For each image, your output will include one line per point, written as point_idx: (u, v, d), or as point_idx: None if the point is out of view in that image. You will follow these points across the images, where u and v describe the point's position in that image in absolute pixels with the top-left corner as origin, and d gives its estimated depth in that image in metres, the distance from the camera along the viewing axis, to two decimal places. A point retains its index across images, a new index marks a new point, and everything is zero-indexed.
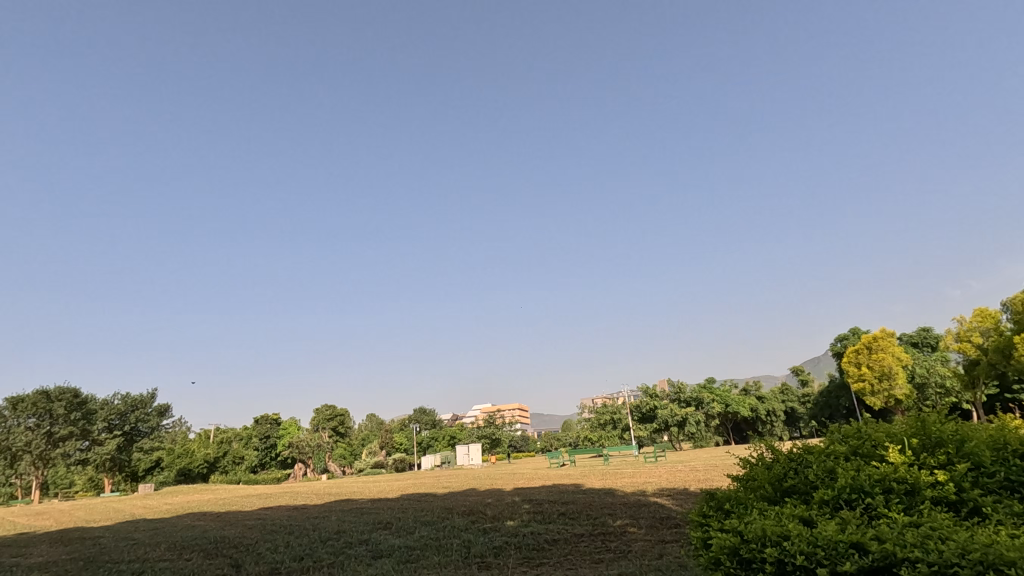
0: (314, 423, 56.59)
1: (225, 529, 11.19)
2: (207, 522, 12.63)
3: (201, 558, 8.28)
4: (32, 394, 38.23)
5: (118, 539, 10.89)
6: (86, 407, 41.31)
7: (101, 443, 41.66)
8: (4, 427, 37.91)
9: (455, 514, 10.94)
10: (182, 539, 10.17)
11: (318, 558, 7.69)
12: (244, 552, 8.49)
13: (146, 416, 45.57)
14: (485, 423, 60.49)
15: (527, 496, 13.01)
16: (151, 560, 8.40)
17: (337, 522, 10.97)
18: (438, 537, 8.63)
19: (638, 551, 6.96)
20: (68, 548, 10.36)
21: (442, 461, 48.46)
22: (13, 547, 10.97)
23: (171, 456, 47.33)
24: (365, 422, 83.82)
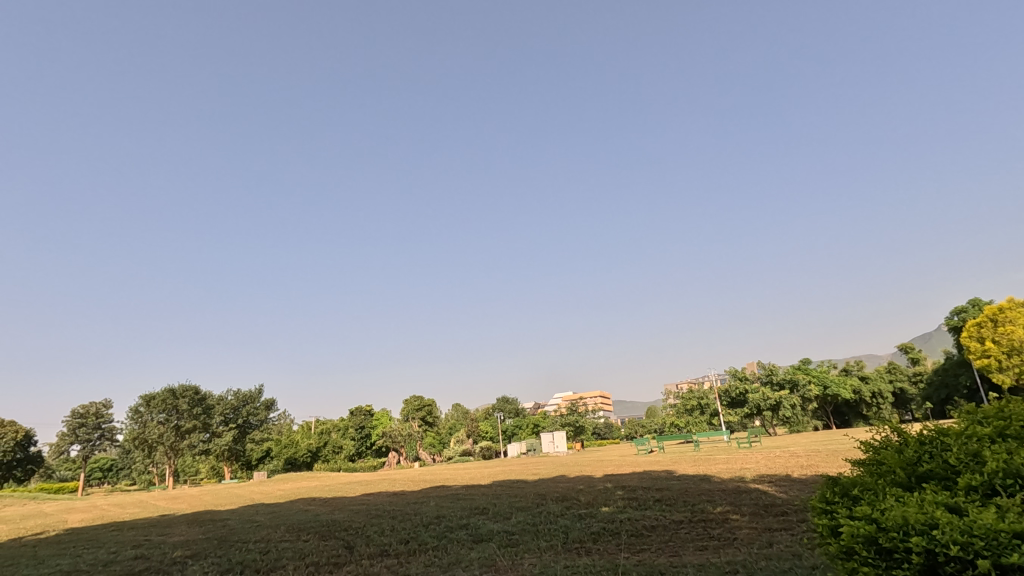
0: (404, 413, 59.26)
1: (334, 513, 11.98)
2: (318, 507, 13.62)
3: (317, 540, 8.90)
4: (161, 392, 42.85)
5: (243, 521, 11.98)
6: (205, 403, 45.70)
7: (220, 435, 45.90)
8: (141, 421, 42.66)
9: (549, 499, 11.08)
10: (298, 522, 11.02)
11: (423, 541, 8.03)
12: (355, 534, 9.03)
13: (256, 410, 49.91)
14: (568, 410, 60.63)
15: (619, 483, 12.93)
16: (275, 540, 9.15)
17: (436, 507, 11.43)
18: (536, 522, 8.75)
19: (745, 539, 6.68)
20: (202, 528, 11.53)
21: (528, 449, 49.18)
22: (157, 528, 12.33)
23: (279, 447, 51.43)
24: (451, 411, 86.63)
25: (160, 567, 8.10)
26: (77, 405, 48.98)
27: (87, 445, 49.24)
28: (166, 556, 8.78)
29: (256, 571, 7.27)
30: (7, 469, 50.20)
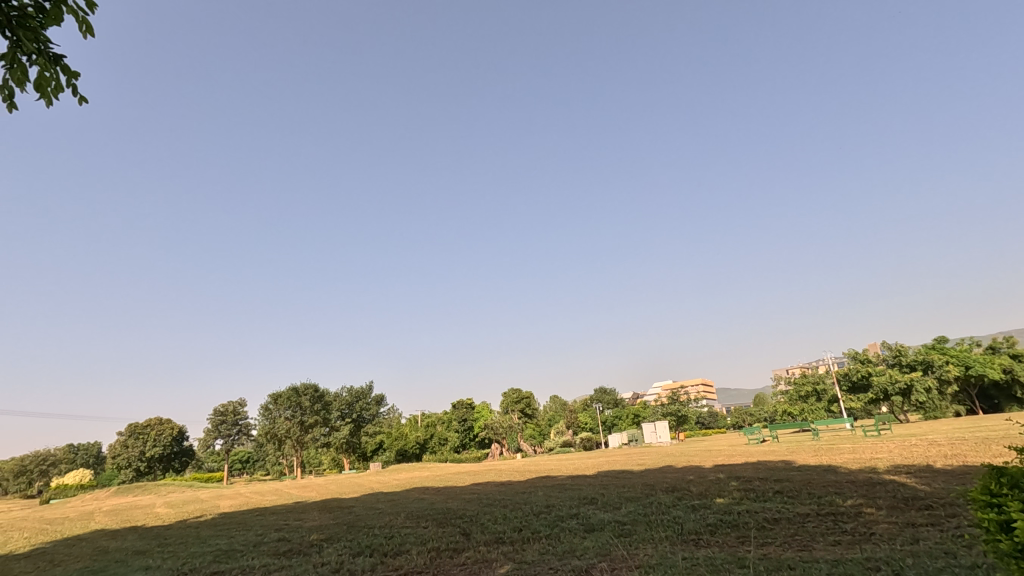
0: (504, 406, 60.40)
1: (448, 502, 12.55)
2: (433, 496, 14.33)
3: (435, 526, 9.35)
4: (286, 390, 47.09)
5: (366, 508, 12.88)
6: (324, 399, 49.64)
7: (338, 428, 49.70)
8: (271, 417, 47.19)
9: (658, 490, 10.84)
10: (416, 510, 11.66)
11: (536, 530, 8.19)
12: (470, 522, 9.37)
13: (368, 405, 53.62)
14: (670, 400, 58.82)
15: (733, 473, 12.33)
16: (397, 527, 9.75)
17: (544, 497, 11.61)
18: (648, 512, 8.61)
19: (884, 535, 6.13)
20: (332, 514, 12.54)
21: (630, 440, 48.37)
22: (294, 514, 13.58)
23: (390, 439, 54.64)
24: (550, 403, 87.27)
25: (300, 549, 8.93)
26: (219, 403, 55.29)
27: (229, 440, 55.37)
28: (305, 539, 9.67)
29: (384, 554, 7.80)
30: (168, 461, 57.76)
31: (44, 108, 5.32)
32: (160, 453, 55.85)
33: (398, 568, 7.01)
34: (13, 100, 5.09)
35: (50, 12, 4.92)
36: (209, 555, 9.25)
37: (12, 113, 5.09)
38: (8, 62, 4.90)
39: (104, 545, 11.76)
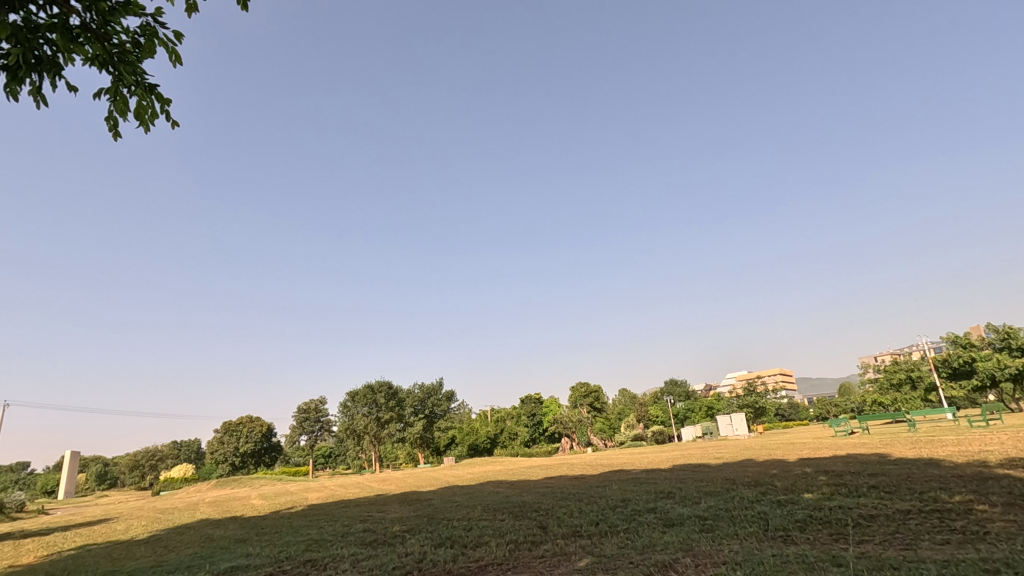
0: (573, 401, 60.20)
1: (523, 495, 12.67)
2: (507, 489, 14.55)
3: (512, 519, 9.47)
4: (363, 387, 49.51)
5: (444, 501, 13.26)
6: (397, 396, 51.38)
7: (412, 424, 51.20)
8: (349, 414, 50.01)
9: (740, 484, 10.45)
10: (492, 502, 11.86)
11: (613, 523, 8.12)
12: (546, 515, 9.42)
13: (439, 402, 54.55)
14: (746, 391, 56.28)
15: (820, 467, 11.66)
16: (475, 519, 9.98)
17: (619, 490, 11.46)
18: (730, 507, 8.32)
19: (1001, 534, 5.60)
20: (412, 506, 13.01)
21: (704, 432, 46.97)
22: (376, 506, 14.17)
23: (461, 434, 55.86)
24: (619, 396, 86.02)
25: (384, 539, 9.32)
26: (302, 402, 58.74)
27: (313, 435, 58.63)
28: (388, 530, 10.09)
29: (464, 545, 8.00)
30: (259, 456, 61.93)
31: (142, 134, 5.82)
32: (252, 449, 60.02)
33: (478, 559, 7.17)
34: (116, 129, 5.61)
35: (144, 45, 5.37)
36: (302, 543, 9.84)
37: (116, 141, 5.61)
38: (111, 94, 5.40)
39: (209, 533, 12.79)
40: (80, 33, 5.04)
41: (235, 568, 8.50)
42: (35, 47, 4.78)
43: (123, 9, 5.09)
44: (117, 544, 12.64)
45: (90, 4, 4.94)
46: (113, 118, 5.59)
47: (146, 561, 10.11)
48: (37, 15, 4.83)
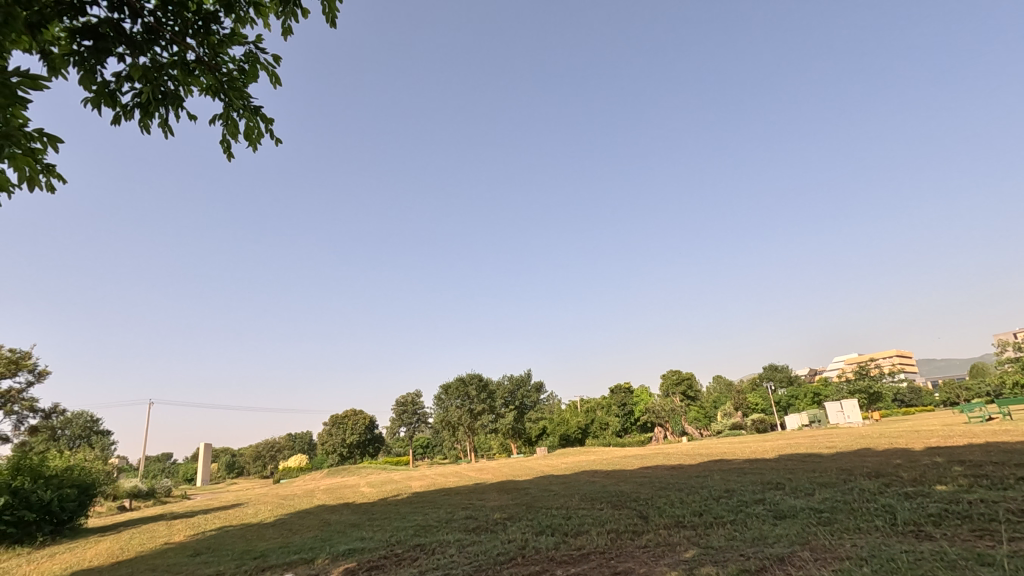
0: (664, 389, 59.00)
1: (620, 485, 12.54)
2: (603, 478, 14.50)
3: (611, 509, 9.42)
4: (455, 380, 51.27)
5: (541, 490, 13.45)
6: (488, 388, 52.60)
7: (504, 415, 52.12)
8: (444, 405, 52.01)
9: (858, 475, 9.66)
10: (589, 492, 11.87)
11: (719, 515, 7.84)
12: (646, 505, 9.27)
13: (528, 393, 55.11)
14: (859, 376, 51.79)
15: (954, 457, 10.52)
16: (573, 508, 10.02)
17: (722, 481, 11.02)
18: (848, 499, 7.74)
19: None
20: (510, 494, 13.35)
21: (812, 420, 43.98)
22: (476, 494, 14.69)
23: (552, 424, 56.30)
24: (713, 384, 82.70)
25: (487, 526, 9.60)
26: (399, 396, 61.81)
27: (411, 427, 61.66)
28: (490, 517, 10.40)
29: (565, 533, 8.08)
30: (364, 446, 66.04)
31: (252, 152, 6.33)
32: (357, 439, 64.18)
33: (580, 547, 7.21)
34: (230, 150, 6.15)
35: (249, 71, 5.84)
36: (410, 529, 10.42)
37: (230, 161, 6.14)
38: (224, 119, 5.92)
39: (326, 517, 13.83)
40: (197, 66, 5.57)
41: (352, 551, 9.14)
42: (161, 83, 5.34)
43: (230, 41, 5.56)
44: (249, 526, 14.06)
45: (203, 39, 5.45)
46: (226, 139, 6.13)
47: (275, 543, 11.14)
48: (161, 55, 5.38)
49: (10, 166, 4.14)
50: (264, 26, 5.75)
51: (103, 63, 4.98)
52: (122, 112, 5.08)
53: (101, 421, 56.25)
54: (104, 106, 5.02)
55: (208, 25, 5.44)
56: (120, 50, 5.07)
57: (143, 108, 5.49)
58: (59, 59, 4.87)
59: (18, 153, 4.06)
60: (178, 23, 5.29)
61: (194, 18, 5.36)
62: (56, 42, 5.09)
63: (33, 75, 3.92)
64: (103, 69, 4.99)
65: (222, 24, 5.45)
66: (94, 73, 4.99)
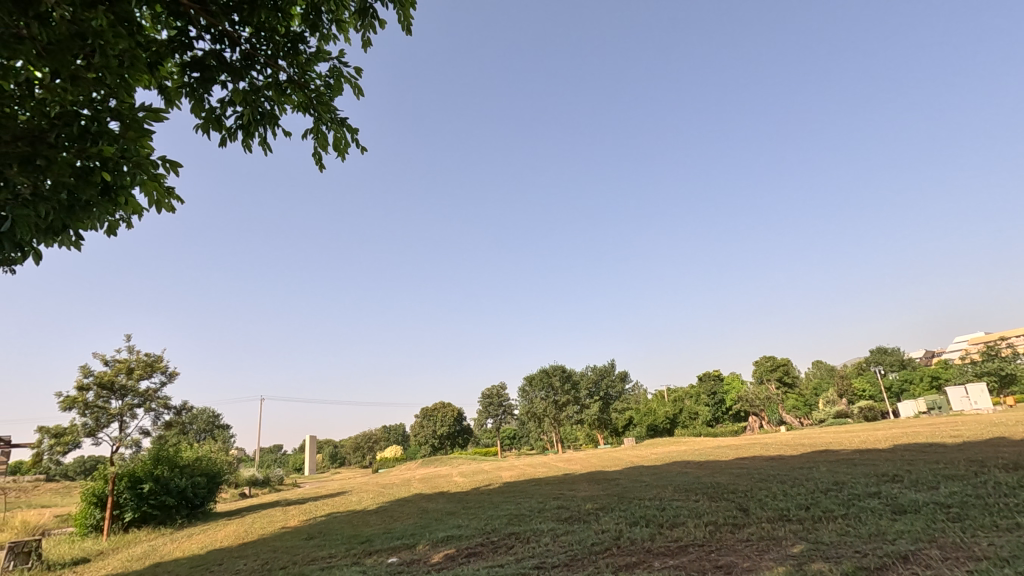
0: (758, 375, 57.51)
1: (715, 476, 12.10)
2: (697, 469, 14.06)
3: (708, 500, 9.12)
4: (538, 372, 51.68)
5: (631, 480, 13.27)
6: (572, 379, 52.47)
7: (588, 406, 51.74)
8: (529, 397, 52.69)
9: (992, 467, 8.69)
10: (683, 482, 11.53)
11: (828, 508, 7.36)
12: (746, 497, 8.89)
13: (613, 383, 54.28)
14: (987, 357, 46.37)
15: None
16: (667, 499, 9.80)
17: (829, 472, 10.32)
18: (982, 494, 6.97)
19: None
20: (601, 485, 13.29)
21: (930, 407, 40.05)
22: (566, 484, 14.76)
23: (639, 415, 55.30)
24: (813, 370, 77.45)
25: (580, 516, 9.63)
26: (485, 388, 63.21)
27: (497, 418, 62.98)
28: (582, 507, 10.41)
29: (660, 525, 7.93)
30: (454, 438, 68.28)
31: (341, 161, 6.71)
32: (447, 431, 66.50)
33: (677, 539, 7.05)
34: (321, 161, 6.55)
35: (334, 85, 6.18)
36: (505, 518, 10.67)
37: (322, 171, 6.55)
38: (315, 133, 6.32)
39: (423, 506, 14.44)
40: (288, 84, 5.97)
41: (450, 538, 9.50)
42: (259, 105, 5.79)
43: (316, 58, 5.91)
44: (354, 512, 15.02)
45: (293, 60, 5.82)
46: (318, 151, 6.54)
47: (379, 528, 11.82)
48: (257, 79, 5.83)
49: (142, 191, 4.66)
50: (345, 40, 6.05)
51: (209, 91, 5.47)
52: (228, 135, 5.56)
53: (221, 416, 62.24)
54: (212, 130, 5.52)
55: (296, 46, 5.80)
56: (223, 77, 5.54)
57: (245, 129, 5.97)
58: (174, 91, 5.43)
59: (147, 180, 4.57)
60: (270, 46, 5.68)
61: (284, 40, 5.74)
62: (171, 78, 5.66)
63: (155, 109, 4.39)
64: (209, 97, 5.49)
65: (308, 44, 5.80)
66: (203, 101, 5.51)
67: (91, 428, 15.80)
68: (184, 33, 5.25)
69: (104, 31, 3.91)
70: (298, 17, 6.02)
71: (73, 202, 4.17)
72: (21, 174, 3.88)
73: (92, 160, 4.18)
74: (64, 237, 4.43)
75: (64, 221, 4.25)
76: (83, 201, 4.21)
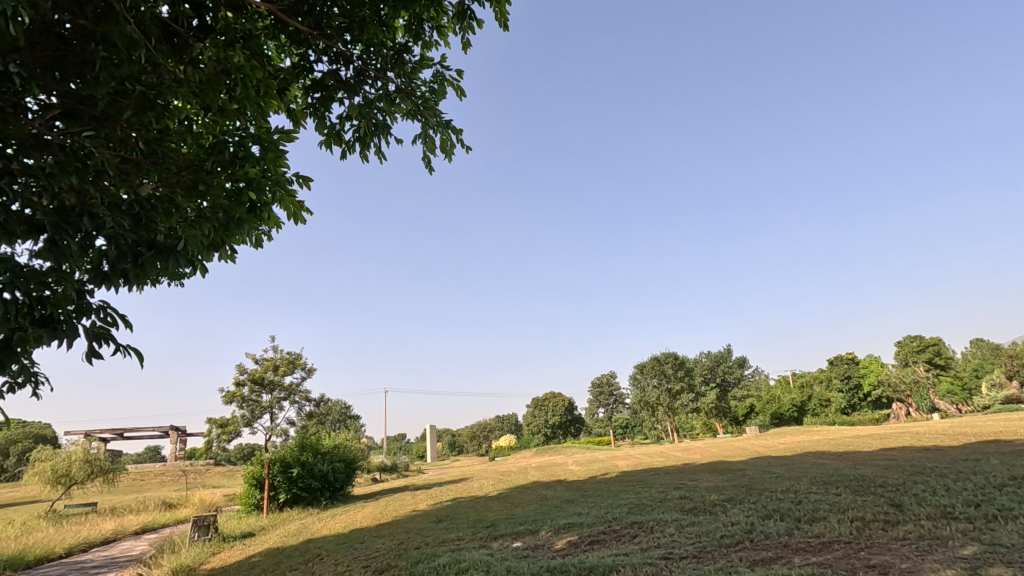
0: (901, 357, 51.65)
1: (857, 468, 11.05)
2: (834, 460, 12.92)
3: (852, 494, 8.36)
4: (649, 360, 50.45)
5: (760, 471, 12.51)
6: (685, 365, 50.46)
7: (705, 393, 49.57)
8: (640, 386, 51.61)
9: None
10: (821, 475, 10.65)
11: (1006, 507, 6.42)
12: (899, 492, 8.02)
13: (730, 369, 51.42)
14: None
15: None
16: (803, 491, 9.14)
17: (1003, 466, 9.00)
18: None
19: None
20: (725, 475, 12.67)
21: None
22: (687, 473, 14.29)
23: (761, 403, 52.02)
24: (973, 350, 67.74)
25: (705, 507, 9.27)
26: (595, 377, 62.88)
27: (609, 407, 62.46)
28: (707, 498, 10.00)
29: (798, 519, 7.40)
30: (566, 427, 68.91)
31: (448, 162, 6.97)
32: (559, 421, 67.24)
33: (820, 535, 6.54)
34: (430, 163, 6.85)
35: (438, 90, 6.42)
36: (625, 507, 10.56)
37: (432, 172, 6.84)
38: (423, 137, 6.61)
39: (543, 493, 14.73)
40: (397, 94, 6.29)
41: (572, 525, 9.61)
42: (372, 116, 6.19)
43: (420, 65, 6.17)
44: (476, 498, 15.70)
45: (399, 70, 6.12)
46: (426, 154, 6.85)
47: (501, 514, 12.25)
48: (369, 92, 6.21)
49: (280, 206, 5.18)
50: (445, 44, 6.26)
51: (329, 109, 5.94)
52: (347, 146, 5.99)
53: (352, 407, 68.02)
54: (334, 144, 6.00)
55: (402, 56, 6.10)
56: (340, 94, 5.98)
57: (362, 141, 6.39)
58: (300, 112, 5.96)
59: (284, 195, 5.08)
60: (379, 60, 6.03)
61: (391, 52, 6.06)
62: (297, 101, 6.23)
63: (288, 131, 4.86)
64: (330, 114, 5.97)
65: (412, 53, 6.07)
66: (324, 118, 5.99)
67: (248, 418, 17.98)
68: (305, 58, 5.74)
69: (243, 66, 4.40)
70: (402, 29, 6.33)
71: (228, 220, 4.68)
72: (188, 200, 4.45)
73: (241, 181, 4.72)
74: (223, 251, 5.05)
75: (222, 238, 4.81)
76: (235, 219, 4.71)
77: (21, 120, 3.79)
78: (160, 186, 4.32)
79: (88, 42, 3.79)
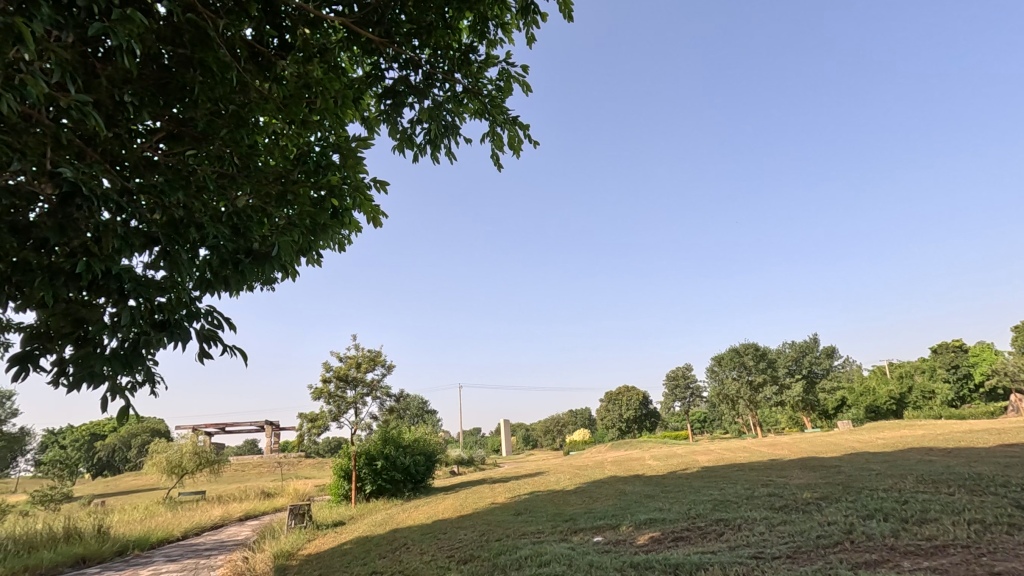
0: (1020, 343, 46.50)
1: (972, 465, 10.06)
2: (944, 457, 11.82)
3: (967, 495, 7.62)
4: (727, 351, 48.45)
5: (857, 468, 11.69)
6: (768, 357, 47.74)
7: (789, 386, 46.90)
8: (719, 378, 49.28)
9: None
10: (929, 473, 9.79)
11: None
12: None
13: (818, 360, 48.62)
14: None
15: None
16: (909, 490, 8.44)
17: None
18: None
19: None
20: (817, 472, 11.96)
21: None
22: (775, 470, 13.59)
23: (854, 395, 48.70)
24: None
25: (798, 506, 8.79)
26: (670, 370, 61.28)
27: (685, 401, 60.58)
28: (798, 496, 9.48)
29: (904, 520, 6.86)
30: (641, 421, 67.56)
31: (516, 157, 7.00)
32: (634, 415, 66.02)
33: (931, 538, 6.03)
34: (500, 160, 6.91)
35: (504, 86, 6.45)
36: (709, 503, 10.21)
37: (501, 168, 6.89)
38: (492, 134, 6.68)
39: (621, 487, 14.55)
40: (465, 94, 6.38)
41: (653, 520, 9.43)
42: (442, 118, 6.32)
43: (486, 63, 6.22)
44: (553, 492, 15.75)
45: (466, 70, 6.21)
46: (495, 152, 6.91)
47: (580, 508, 12.21)
48: (438, 94, 6.34)
49: (360, 211, 5.42)
50: (509, 40, 6.27)
51: (401, 114, 6.13)
52: (419, 149, 6.17)
53: (429, 402, 70.09)
54: (406, 148, 6.19)
55: (468, 56, 6.19)
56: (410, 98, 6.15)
57: (432, 143, 6.54)
58: (374, 119, 6.19)
59: (363, 201, 5.30)
60: (446, 62, 6.15)
61: (457, 53, 6.16)
62: (370, 109, 6.47)
63: (364, 138, 5.07)
64: (402, 120, 6.16)
65: (478, 51, 6.13)
66: (397, 124, 6.20)
67: (335, 413, 19.00)
68: (376, 67, 5.94)
69: (322, 79, 4.62)
70: (467, 30, 6.40)
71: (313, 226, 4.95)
72: (278, 208, 4.74)
73: (324, 189, 4.96)
74: (310, 255, 5.35)
75: (309, 243, 5.10)
76: (320, 224, 4.97)
77: (133, 144, 4.18)
78: (252, 197, 4.62)
79: (188, 69, 4.08)
